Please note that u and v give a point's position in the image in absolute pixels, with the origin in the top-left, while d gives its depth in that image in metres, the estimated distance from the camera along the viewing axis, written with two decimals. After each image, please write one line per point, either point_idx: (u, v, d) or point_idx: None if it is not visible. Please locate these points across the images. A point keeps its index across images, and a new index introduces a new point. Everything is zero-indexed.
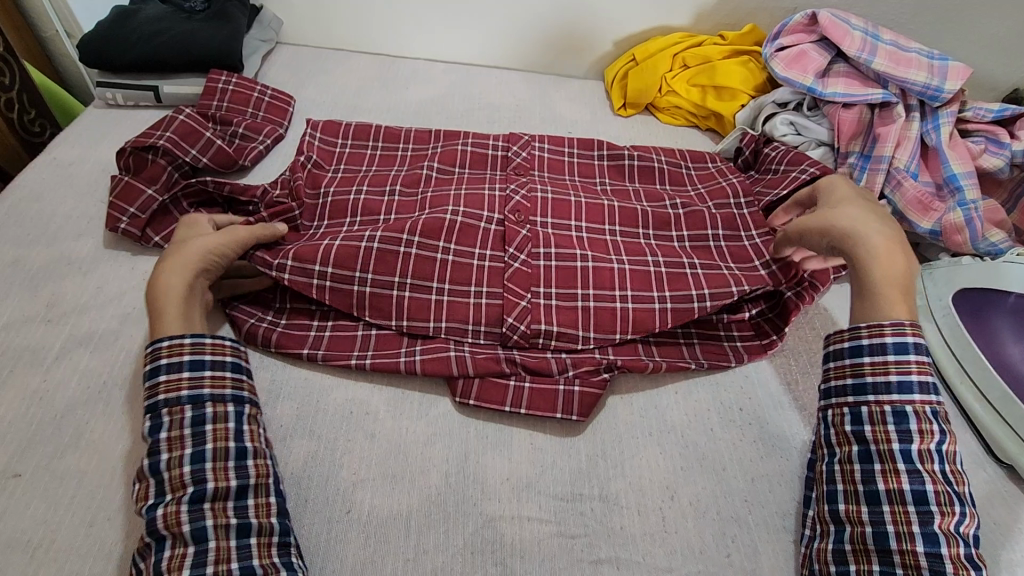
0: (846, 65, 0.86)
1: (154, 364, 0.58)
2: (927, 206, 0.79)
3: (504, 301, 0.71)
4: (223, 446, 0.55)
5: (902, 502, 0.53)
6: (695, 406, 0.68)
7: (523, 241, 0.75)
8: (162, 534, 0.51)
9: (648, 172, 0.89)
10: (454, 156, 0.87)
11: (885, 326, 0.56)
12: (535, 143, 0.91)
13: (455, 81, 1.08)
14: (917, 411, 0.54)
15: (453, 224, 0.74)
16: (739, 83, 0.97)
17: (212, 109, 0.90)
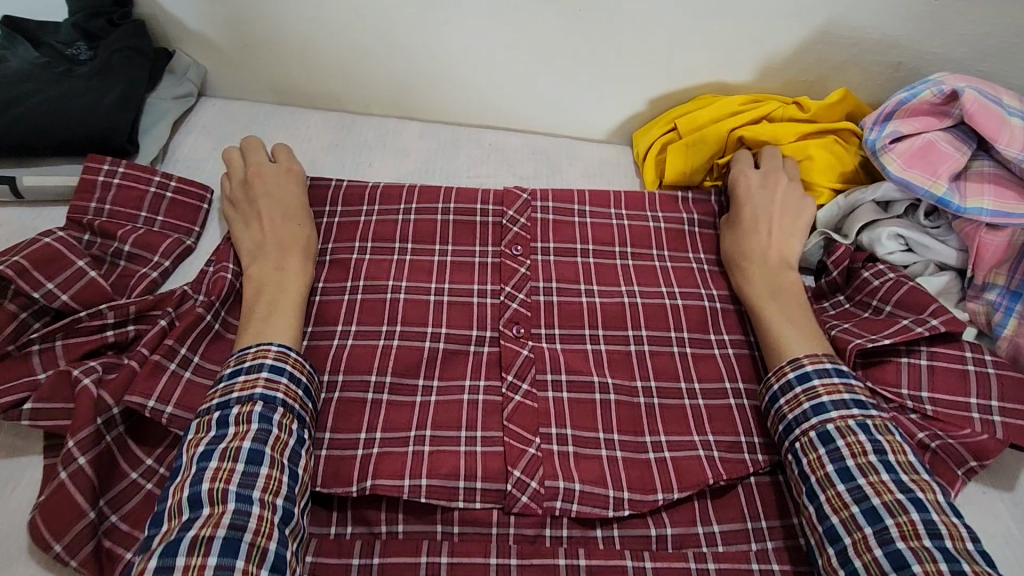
0: (992, 165, 0.60)
1: (277, 363, 0.53)
2: None
3: (506, 448, 0.54)
4: (305, 481, 0.50)
5: (860, 528, 0.47)
6: None
7: (523, 364, 0.60)
8: (241, 537, 0.44)
9: (685, 275, 0.69)
10: (432, 227, 0.70)
11: (786, 366, 0.56)
12: (535, 199, 0.71)
13: (436, 149, 0.82)
14: (838, 429, 0.52)
15: (434, 349, 0.61)
16: (821, 175, 0.71)
17: (89, 214, 0.64)
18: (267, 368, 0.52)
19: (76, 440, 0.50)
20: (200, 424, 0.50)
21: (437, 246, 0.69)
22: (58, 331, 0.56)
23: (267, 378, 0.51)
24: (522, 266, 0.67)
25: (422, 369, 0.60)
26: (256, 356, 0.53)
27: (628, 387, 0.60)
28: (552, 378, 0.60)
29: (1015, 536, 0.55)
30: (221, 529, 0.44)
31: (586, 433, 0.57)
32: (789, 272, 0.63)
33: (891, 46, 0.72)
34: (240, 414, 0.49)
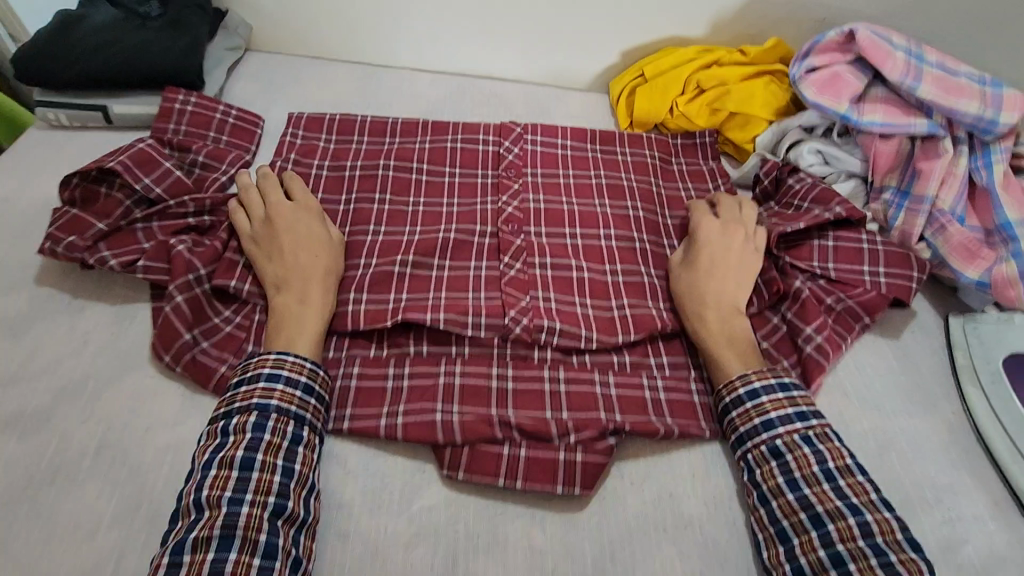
0: (885, 90, 0.76)
1: (274, 371, 0.58)
2: (973, 253, 0.70)
3: (502, 300, 0.69)
4: (305, 474, 0.55)
5: (805, 532, 0.54)
6: (714, 493, 0.60)
7: (517, 250, 0.75)
8: (235, 533, 0.50)
9: (648, 194, 0.84)
10: (443, 154, 0.85)
11: (737, 382, 0.62)
12: (526, 134, 0.87)
13: (444, 94, 0.98)
14: (786, 444, 0.58)
15: (447, 237, 0.76)
16: (759, 107, 0.87)
17: (169, 134, 0.80)
18: (263, 377, 0.57)
19: (174, 287, 0.64)
20: (208, 433, 0.56)
21: (447, 169, 0.84)
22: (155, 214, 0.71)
23: (264, 385, 0.57)
24: (515, 183, 0.82)
25: (435, 254, 0.74)
26: (256, 368, 0.58)
27: (599, 269, 0.75)
28: (540, 261, 0.75)
29: (895, 370, 0.71)
30: (218, 529, 0.50)
31: (565, 297, 0.72)
32: (741, 315, 0.68)
33: (817, 4, 0.89)
34: (237, 424, 0.55)
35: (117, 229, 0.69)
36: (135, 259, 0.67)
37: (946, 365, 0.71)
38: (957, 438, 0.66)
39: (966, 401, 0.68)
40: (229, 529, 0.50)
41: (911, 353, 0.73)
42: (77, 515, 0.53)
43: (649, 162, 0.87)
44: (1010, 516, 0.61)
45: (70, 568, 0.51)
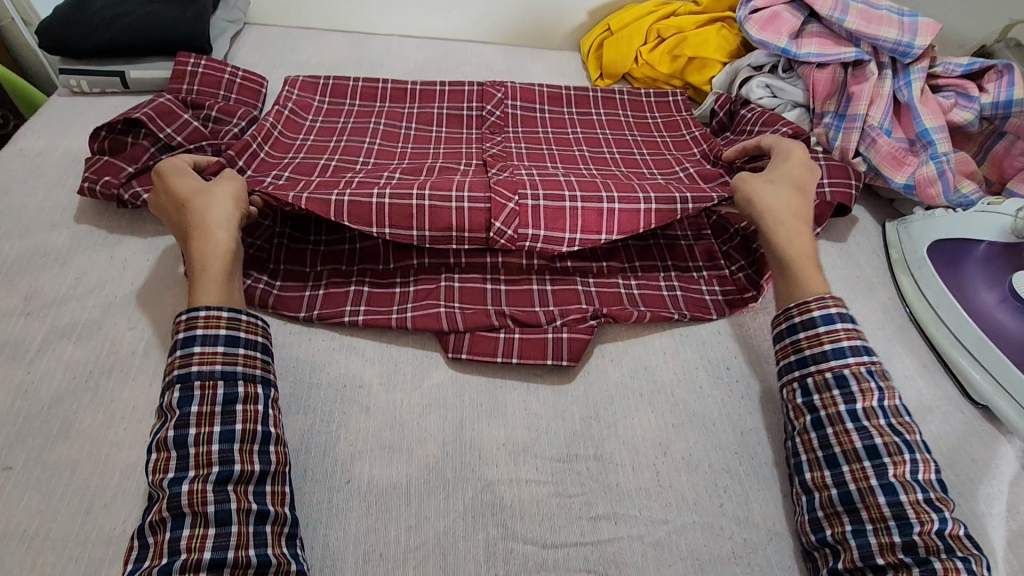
0: (819, 26, 0.87)
1: (188, 334, 0.57)
2: (900, 161, 0.81)
3: (490, 205, 0.71)
4: (251, 429, 0.55)
5: (859, 460, 0.57)
6: (683, 364, 0.69)
7: (504, 180, 0.78)
8: (183, 512, 0.50)
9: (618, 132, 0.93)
10: (431, 119, 0.92)
11: (812, 304, 0.63)
12: (507, 99, 0.94)
13: (430, 56, 1.08)
14: (853, 373, 0.60)
15: (434, 165, 0.83)
16: (713, 51, 0.97)
17: (183, 93, 0.88)
18: (179, 344, 0.57)
19: None
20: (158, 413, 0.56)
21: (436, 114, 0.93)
22: (176, 156, 0.79)
23: (180, 355, 0.56)
24: (498, 139, 0.88)
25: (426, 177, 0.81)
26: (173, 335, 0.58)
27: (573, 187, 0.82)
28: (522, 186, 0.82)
29: (840, 266, 0.81)
30: (165, 511, 0.50)
31: None
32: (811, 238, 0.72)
33: None
34: (165, 403, 0.54)
35: (146, 171, 0.78)
36: None
37: (882, 262, 0.82)
38: (892, 316, 0.76)
39: (900, 288, 0.78)
40: (183, 426, 0.53)
41: (854, 252, 0.82)
42: (134, 399, 0.61)
43: (620, 104, 0.97)
44: (938, 375, 0.70)
45: (128, 440, 0.58)
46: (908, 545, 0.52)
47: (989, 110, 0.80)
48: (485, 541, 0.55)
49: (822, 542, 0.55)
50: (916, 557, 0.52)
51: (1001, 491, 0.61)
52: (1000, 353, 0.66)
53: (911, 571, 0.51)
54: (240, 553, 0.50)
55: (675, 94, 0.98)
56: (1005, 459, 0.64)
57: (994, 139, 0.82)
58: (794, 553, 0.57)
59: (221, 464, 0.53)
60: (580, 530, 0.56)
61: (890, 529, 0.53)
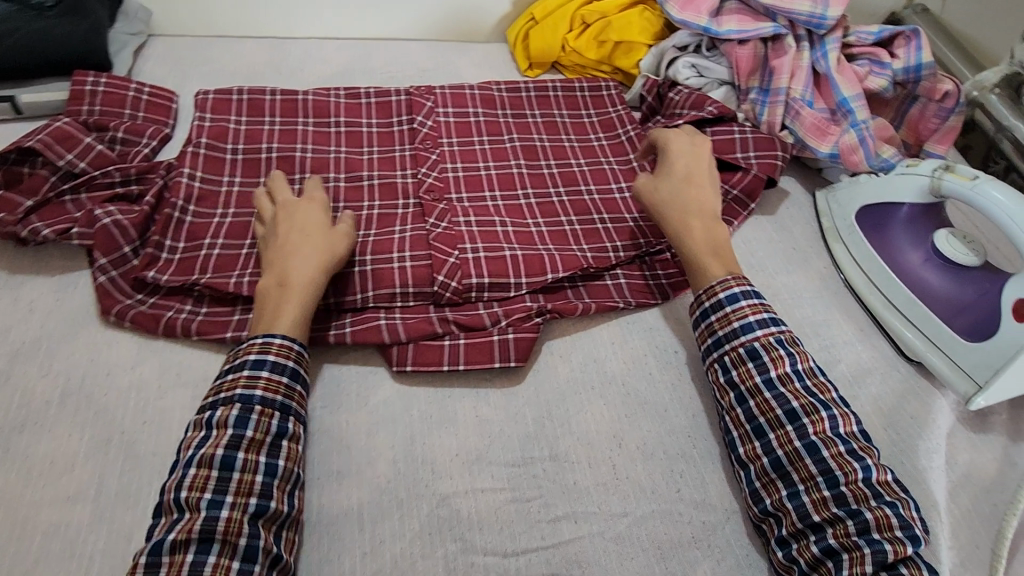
0: (736, 3, 0.88)
1: (259, 358, 0.57)
2: (823, 131, 0.83)
3: (431, 261, 0.71)
4: (291, 469, 0.54)
5: (782, 425, 0.58)
6: (632, 353, 0.69)
7: (441, 212, 0.78)
8: (214, 538, 0.48)
9: (552, 125, 0.93)
10: (360, 137, 0.88)
11: (716, 288, 0.66)
12: (438, 107, 0.91)
13: (352, 58, 1.04)
14: (763, 345, 0.62)
15: (371, 184, 0.82)
16: (638, 34, 0.97)
17: (83, 114, 0.82)
18: (248, 365, 0.56)
19: (112, 259, 0.68)
20: (194, 425, 0.54)
21: (364, 120, 0.90)
22: (82, 184, 0.74)
23: (247, 375, 0.55)
24: (432, 154, 0.86)
25: (363, 198, 0.80)
26: (242, 354, 0.57)
27: (511, 196, 0.83)
28: (457, 196, 0.82)
29: (776, 239, 0.82)
30: (196, 532, 0.48)
31: (485, 219, 0.78)
32: (719, 224, 0.72)
33: None
34: (219, 418, 0.53)
35: (46, 203, 0.72)
36: (67, 226, 0.70)
37: (815, 231, 0.83)
38: (828, 283, 0.77)
39: (834, 256, 0.79)
40: (232, 448, 0.52)
41: (788, 224, 0.84)
42: (53, 452, 0.56)
43: (552, 96, 0.96)
44: (875, 336, 0.73)
45: (48, 499, 0.54)
46: (838, 497, 0.54)
47: (901, 75, 0.83)
48: (445, 558, 0.53)
49: (767, 512, 0.56)
50: (847, 509, 0.53)
51: (938, 444, 0.64)
52: (930, 310, 0.69)
53: (847, 525, 0.52)
54: None
55: (608, 85, 0.98)
56: (940, 413, 0.66)
57: (908, 102, 0.86)
58: (751, 529, 0.58)
59: (261, 496, 0.51)
60: (540, 535, 0.55)
61: (819, 485, 0.55)
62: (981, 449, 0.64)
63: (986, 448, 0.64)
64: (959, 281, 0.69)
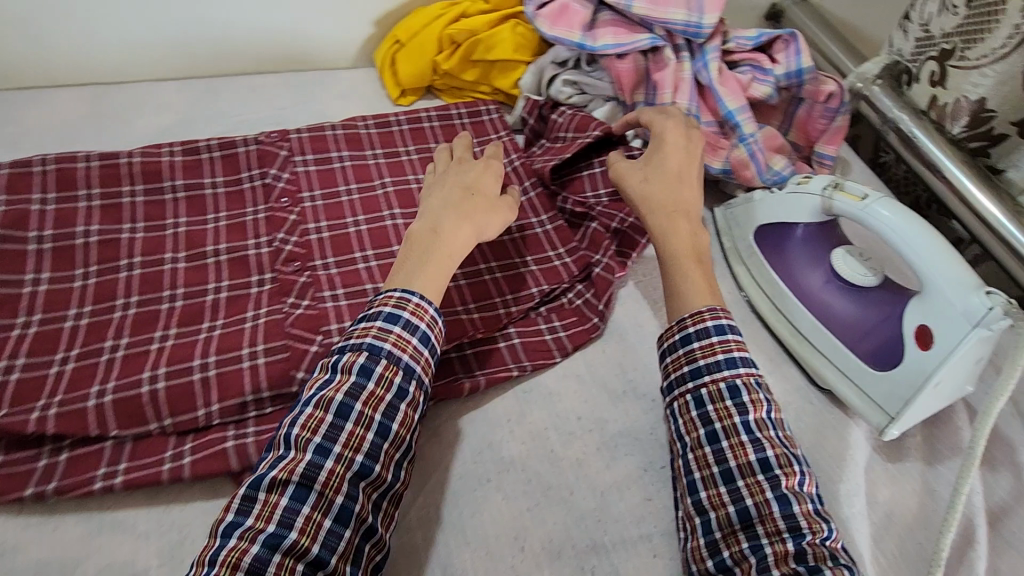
0: (611, 14, 0.81)
1: (394, 311, 0.56)
2: (714, 145, 0.77)
3: (289, 354, 0.61)
4: (402, 437, 0.53)
5: (753, 473, 0.53)
6: (530, 430, 0.62)
7: (302, 288, 0.68)
8: (312, 487, 0.49)
9: (429, 162, 0.83)
10: (202, 203, 0.75)
11: (704, 313, 0.60)
12: (294, 156, 0.80)
13: (191, 101, 0.89)
14: (745, 383, 0.57)
15: (218, 262, 0.70)
16: (513, 51, 0.88)
17: None
18: (382, 316, 0.56)
19: None
20: (322, 365, 0.55)
21: (206, 181, 0.77)
22: None
23: (379, 326, 0.55)
24: (290, 214, 0.75)
25: (207, 280, 0.68)
26: (378, 303, 0.57)
27: (386, 255, 0.74)
28: (321, 262, 0.71)
29: None
30: (297, 475, 0.49)
31: (357, 288, 0.69)
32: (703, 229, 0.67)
33: None
34: (346, 363, 0.53)
35: None
36: None
37: (718, 253, 0.78)
38: (734, 310, 0.73)
39: (736, 277, 0.75)
40: (351, 397, 0.52)
41: None
42: None
43: (427, 128, 0.87)
44: (785, 366, 0.69)
45: None
46: (798, 554, 0.48)
47: (784, 81, 0.79)
48: None
49: (721, 568, 0.51)
50: (807, 565, 0.47)
51: (855, 485, 0.60)
52: (834, 336, 0.65)
53: None
54: (341, 563, 0.48)
55: (488, 108, 0.90)
56: (856, 446, 0.63)
57: (796, 104, 0.82)
58: None
59: (368, 458, 0.51)
60: None
61: (783, 537, 0.49)
62: (901, 480, 0.61)
63: (906, 479, 0.61)
64: (860, 303, 0.65)
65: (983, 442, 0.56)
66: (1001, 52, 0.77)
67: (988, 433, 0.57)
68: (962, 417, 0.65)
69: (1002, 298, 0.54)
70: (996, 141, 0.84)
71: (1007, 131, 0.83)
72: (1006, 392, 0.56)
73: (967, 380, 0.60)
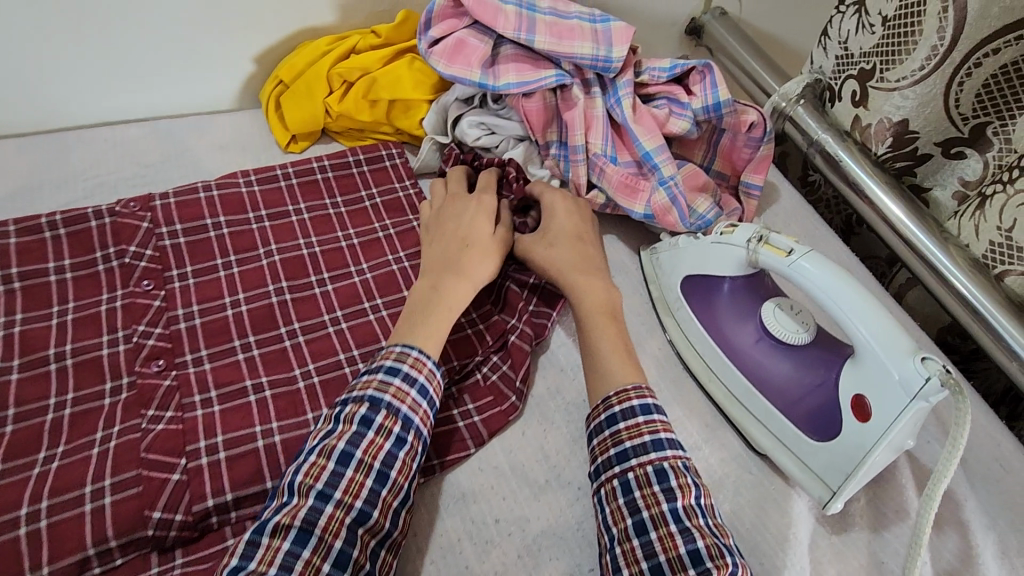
0: (512, 46, 0.73)
1: (394, 363, 0.53)
2: (633, 189, 0.71)
3: (144, 487, 0.52)
4: (402, 484, 0.50)
5: (684, 569, 0.46)
6: (440, 543, 0.54)
7: (165, 394, 0.58)
8: (313, 531, 0.45)
9: (324, 221, 0.73)
10: (44, 293, 0.63)
11: (630, 392, 0.55)
12: (157, 228, 0.68)
13: (38, 163, 0.77)
14: (673, 467, 0.51)
15: (62, 368, 0.59)
16: (411, 90, 0.79)
17: None
18: (382, 368, 0.53)
19: None
20: (323, 417, 0.52)
21: (50, 265, 0.65)
22: None
23: (381, 379, 0.52)
24: (155, 300, 0.64)
25: (47, 392, 0.57)
26: (378, 357, 0.54)
27: (270, 339, 0.64)
28: (191, 358, 0.61)
29: None
30: (298, 520, 0.46)
31: (234, 385, 0.60)
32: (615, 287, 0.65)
33: None
34: (348, 412, 0.50)
35: None
36: None
37: (646, 302, 0.72)
38: (665, 368, 0.67)
39: (666, 330, 0.69)
40: (353, 443, 0.49)
41: None
42: None
43: (319, 181, 0.76)
44: (722, 432, 0.62)
45: None
46: None
47: (702, 115, 0.73)
48: None
49: None
50: None
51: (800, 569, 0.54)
52: (769, 401, 0.60)
53: None
54: None
55: (390, 152, 0.80)
56: (800, 520, 0.57)
57: (718, 134, 0.77)
58: None
59: (365, 503, 0.48)
60: None
61: None
62: (847, 555, 0.56)
63: (851, 553, 0.56)
64: (795, 364, 0.60)
65: (933, 512, 0.51)
66: (920, 74, 0.74)
67: (937, 504, 0.52)
68: (906, 474, 0.60)
69: (938, 364, 0.49)
70: (920, 161, 0.81)
71: (931, 151, 0.79)
72: (954, 465, 0.50)
73: (910, 435, 0.54)
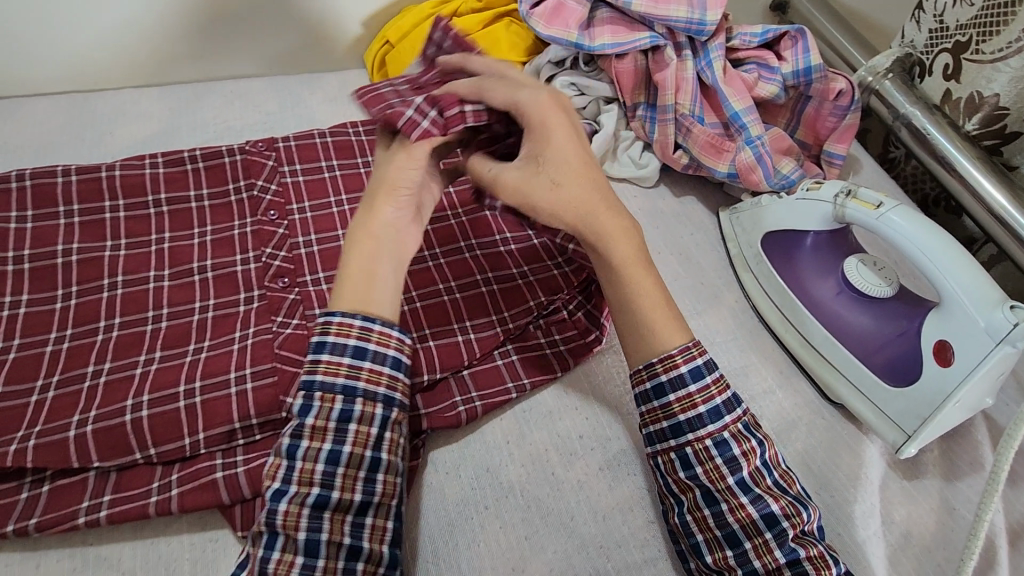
0: (609, 11, 0.78)
1: (321, 338, 0.51)
2: (719, 148, 0.75)
3: (278, 378, 0.59)
4: (359, 456, 0.50)
5: (759, 532, 0.49)
6: (532, 451, 0.59)
7: (291, 306, 0.65)
8: (277, 530, 0.47)
9: None
10: (187, 217, 0.72)
11: (676, 356, 0.53)
12: (281, 165, 0.77)
13: (176, 109, 0.86)
14: (732, 433, 0.52)
15: (204, 279, 0.67)
16: (508, 50, 0.85)
17: None
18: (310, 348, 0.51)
19: None
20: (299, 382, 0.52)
21: (191, 194, 0.73)
22: None
23: (312, 359, 0.51)
24: (279, 228, 0.72)
25: (192, 298, 0.66)
26: None
27: None
28: (310, 279, 0.68)
29: (683, 274, 0.72)
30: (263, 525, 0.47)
31: None
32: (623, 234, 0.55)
33: None
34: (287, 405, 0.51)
35: None
36: None
37: (724, 259, 0.75)
38: (742, 318, 0.69)
39: (745, 287, 0.71)
40: (297, 437, 0.49)
41: (695, 256, 0.74)
42: None
43: None
44: (797, 380, 0.65)
45: None
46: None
47: (792, 79, 0.76)
48: None
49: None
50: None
51: (872, 504, 0.57)
52: (848, 351, 0.62)
53: None
54: None
55: None
56: (872, 464, 0.60)
57: (803, 102, 0.79)
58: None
59: (322, 486, 0.49)
60: None
61: None
62: (918, 499, 0.58)
63: (923, 496, 0.58)
64: (875, 315, 0.62)
65: (1007, 467, 0.51)
66: (1019, 44, 0.74)
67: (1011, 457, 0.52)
68: (982, 431, 0.62)
69: None
70: (1009, 139, 0.81)
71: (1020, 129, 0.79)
72: None
73: (985, 394, 0.56)
